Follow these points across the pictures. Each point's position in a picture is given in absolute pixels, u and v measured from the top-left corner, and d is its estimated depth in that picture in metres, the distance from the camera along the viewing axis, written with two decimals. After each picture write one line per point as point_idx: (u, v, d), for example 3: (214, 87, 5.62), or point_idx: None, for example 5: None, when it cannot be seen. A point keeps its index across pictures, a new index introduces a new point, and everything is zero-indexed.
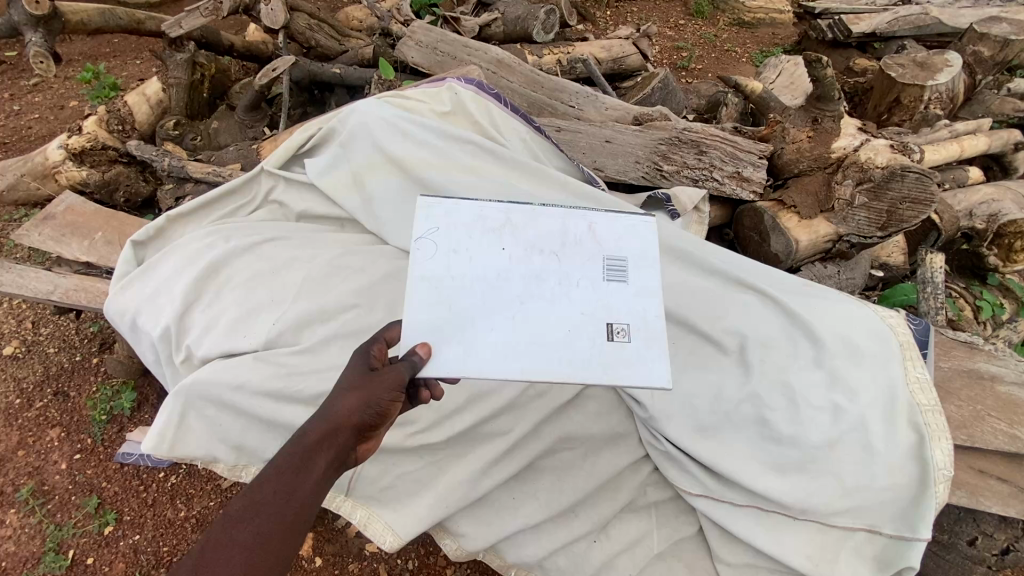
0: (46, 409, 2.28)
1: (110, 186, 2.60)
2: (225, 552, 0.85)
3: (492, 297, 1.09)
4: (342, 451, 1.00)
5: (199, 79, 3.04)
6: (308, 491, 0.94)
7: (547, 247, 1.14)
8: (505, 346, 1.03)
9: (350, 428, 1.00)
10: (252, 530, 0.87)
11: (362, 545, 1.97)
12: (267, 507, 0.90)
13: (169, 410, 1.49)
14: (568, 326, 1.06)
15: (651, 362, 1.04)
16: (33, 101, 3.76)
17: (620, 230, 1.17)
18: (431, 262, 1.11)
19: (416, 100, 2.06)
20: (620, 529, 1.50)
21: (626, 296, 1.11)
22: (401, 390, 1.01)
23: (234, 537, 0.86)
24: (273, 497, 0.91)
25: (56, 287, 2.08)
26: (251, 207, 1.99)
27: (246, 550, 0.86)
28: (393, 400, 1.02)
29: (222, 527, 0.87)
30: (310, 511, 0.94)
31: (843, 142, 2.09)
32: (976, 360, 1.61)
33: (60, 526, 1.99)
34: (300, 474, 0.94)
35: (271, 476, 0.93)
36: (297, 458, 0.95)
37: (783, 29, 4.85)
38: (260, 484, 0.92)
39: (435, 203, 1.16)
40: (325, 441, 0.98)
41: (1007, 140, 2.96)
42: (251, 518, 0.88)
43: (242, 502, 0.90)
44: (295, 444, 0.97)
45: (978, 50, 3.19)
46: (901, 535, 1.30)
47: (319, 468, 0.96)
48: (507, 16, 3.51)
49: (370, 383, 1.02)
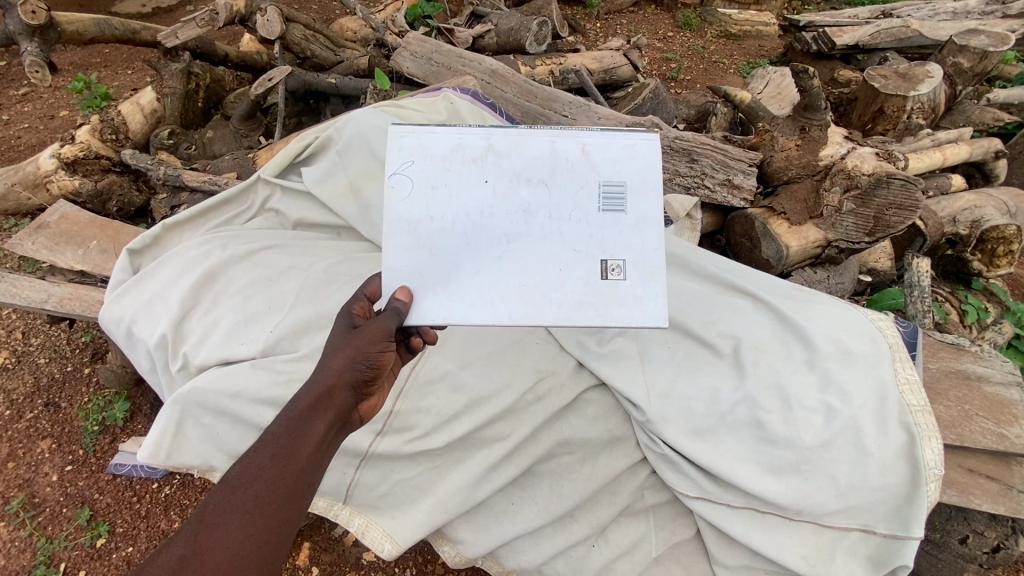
0: (37, 420, 2.26)
1: (104, 196, 2.61)
2: (227, 516, 0.86)
3: (477, 235, 1.12)
4: (340, 411, 1.02)
5: (194, 89, 3.11)
6: (309, 453, 0.95)
7: (534, 175, 1.15)
8: (493, 291, 1.11)
9: (344, 387, 1.03)
10: (250, 494, 0.88)
11: (359, 553, 1.96)
12: (266, 470, 0.91)
13: (166, 418, 1.48)
14: (562, 263, 1.13)
15: (649, 301, 1.12)
16: (23, 111, 3.74)
17: (617, 151, 1.16)
18: (409, 201, 1.12)
19: (414, 108, 2.09)
20: (619, 533, 1.50)
21: (623, 226, 1.14)
22: (388, 339, 1.06)
23: (236, 500, 0.87)
24: (270, 461, 0.92)
25: (50, 296, 2.05)
26: (248, 215, 2.00)
27: (248, 513, 0.87)
28: (382, 352, 1.06)
29: (220, 493, 0.88)
30: (312, 473, 0.95)
31: (830, 151, 2.14)
32: (963, 361, 1.65)
33: (51, 539, 1.96)
34: (299, 437, 0.95)
35: (268, 440, 0.94)
36: (293, 422, 0.97)
37: (769, 41, 4.96)
38: (258, 449, 0.93)
39: (408, 134, 1.15)
40: (320, 403, 1.00)
41: (989, 148, 3.02)
42: (249, 483, 0.89)
43: (240, 468, 0.91)
44: (289, 411, 0.98)
45: (958, 61, 3.30)
46: (895, 534, 1.33)
47: (317, 428, 0.98)
48: (500, 28, 3.57)
49: (357, 341, 1.06)
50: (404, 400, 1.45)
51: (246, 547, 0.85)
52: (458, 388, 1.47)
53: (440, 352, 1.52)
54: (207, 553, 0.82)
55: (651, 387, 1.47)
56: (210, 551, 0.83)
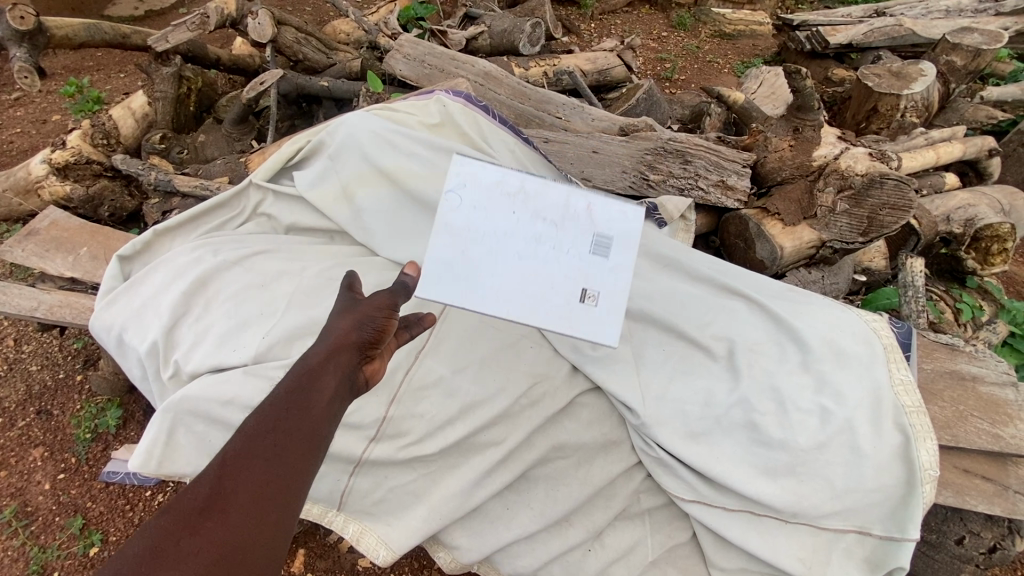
0: (29, 428, 2.24)
1: (95, 201, 2.58)
2: (246, 464, 0.83)
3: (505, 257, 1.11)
4: (351, 370, 1.00)
5: (186, 93, 3.10)
6: (322, 407, 0.93)
7: (555, 215, 1.13)
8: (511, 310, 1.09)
9: (351, 348, 1.01)
10: (269, 441, 0.86)
11: (354, 560, 1.95)
12: (283, 420, 0.89)
13: (157, 427, 1.46)
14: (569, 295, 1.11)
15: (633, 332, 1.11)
16: (15, 116, 3.72)
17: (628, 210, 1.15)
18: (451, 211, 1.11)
19: (406, 111, 2.08)
20: (615, 537, 1.49)
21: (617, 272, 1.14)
22: (393, 307, 1.06)
23: (253, 449, 0.85)
24: (287, 412, 0.90)
25: (40, 303, 2.04)
26: (239, 220, 1.99)
27: (265, 461, 0.84)
28: (387, 317, 1.05)
29: (238, 441, 0.86)
30: (326, 426, 0.92)
31: (823, 151, 2.16)
32: (957, 361, 1.65)
33: (44, 548, 1.94)
34: (313, 390, 0.93)
35: (282, 394, 0.92)
36: (305, 377, 0.94)
37: (763, 40, 4.97)
38: (272, 402, 0.91)
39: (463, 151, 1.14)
40: (329, 360, 0.98)
41: (983, 147, 3.02)
42: (267, 431, 0.87)
43: (257, 417, 0.89)
44: (300, 367, 0.96)
45: (951, 60, 3.31)
46: (891, 535, 1.33)
47: (329, 383, 0.95)
48: (493, 29, 3.55)
49: (362, 307, 1.05)
50: (397, 406, 1.44)
51: (265, 492, 0.82)
52: (451, 393, 1.46)
53: (433, 357, 1.50)
54: (228, 498, 0.80)
55: (645, 391, 1.47)
56: (231, 495, 0.80)
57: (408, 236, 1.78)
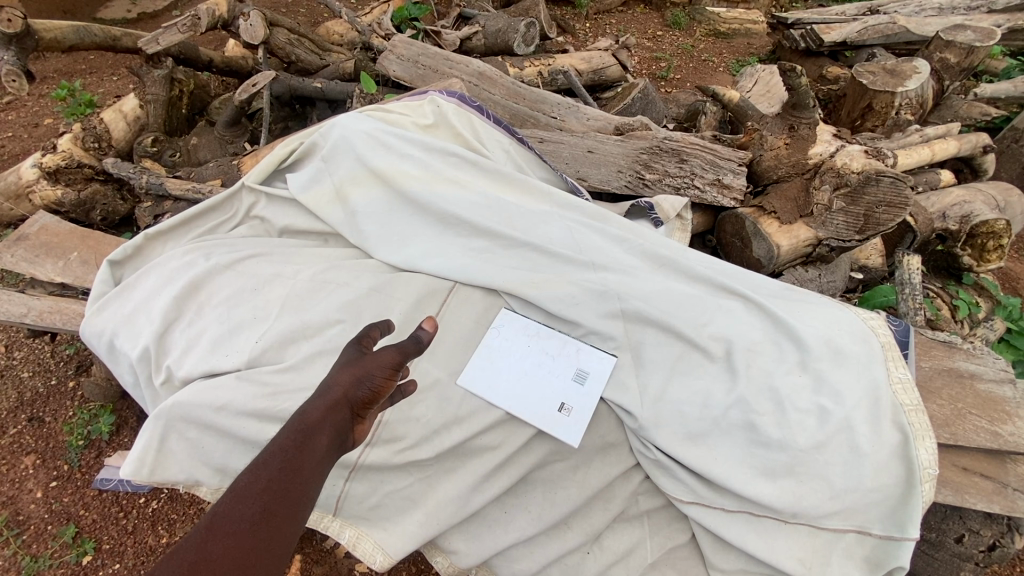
0: (21, 435, 2.22)
1: (87, 206, 2.56)
2: (234, 526, 0.80)
3: None
4: (342, 430, 0.98)
5: (178, 96, 3.08)
6: (313, 467, 0.92)
7: None
8: None
9: (347, 406, 0.99)
10: (257, 505, 0.83)
11: (351, 565, 1.93)
12: (274, 481, 0.87)
13: (149, 434, 1.45)
14: None
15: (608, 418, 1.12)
16: (6, 120, 3.69)
17: None
18: None
19: (399, 111, 2.07)
20: (614, 539, 1.48)
21: None
22: (394, 367, 1.04)
23: (243, 511, 0.82)
24: (279, 472, 0.88)
25: (30, 309, 2.02)
26: (232, 223, 1.98)
27: (254, 524, 0.82)
28: (388, 378, 1.03)
29: (226, 502, 0.83)
30: (312, 488, 0.92)
31: (819, 149, 2.14)
32: (955, 359, 1.64)
33: (36, 557, 1.91)
34: (306, 451, 0.92)
35: (275, 452, 0.90)
36: (300, 434, 0.93)
37: (758, 39, 4.97)
38: (265, 461, 0.89)
39: None
40: (327, 417, 0.96)
41: (978, 143, 3.02)
42: (255, 493, 0.85)
43: (248, 477, 0.86)
44: (295, 423, 0.95)
45: (945, 57, 3.30)
46: (890, 535, 1.32)
47: (323, 444, 0.94)
48: (488, 29, 3.53)
49: (367, 362, 1.03)
50: (393, 410, 1.43)
51: (250, 559, 0.79)
52: (445, 397, 1.45)
53: (428, 360, 1.49)
54: (214, 564, 0.76)
55: (643, 392, 1.45)
56: (217, 560, 0.76)
57: (400, 236, 1.75)
